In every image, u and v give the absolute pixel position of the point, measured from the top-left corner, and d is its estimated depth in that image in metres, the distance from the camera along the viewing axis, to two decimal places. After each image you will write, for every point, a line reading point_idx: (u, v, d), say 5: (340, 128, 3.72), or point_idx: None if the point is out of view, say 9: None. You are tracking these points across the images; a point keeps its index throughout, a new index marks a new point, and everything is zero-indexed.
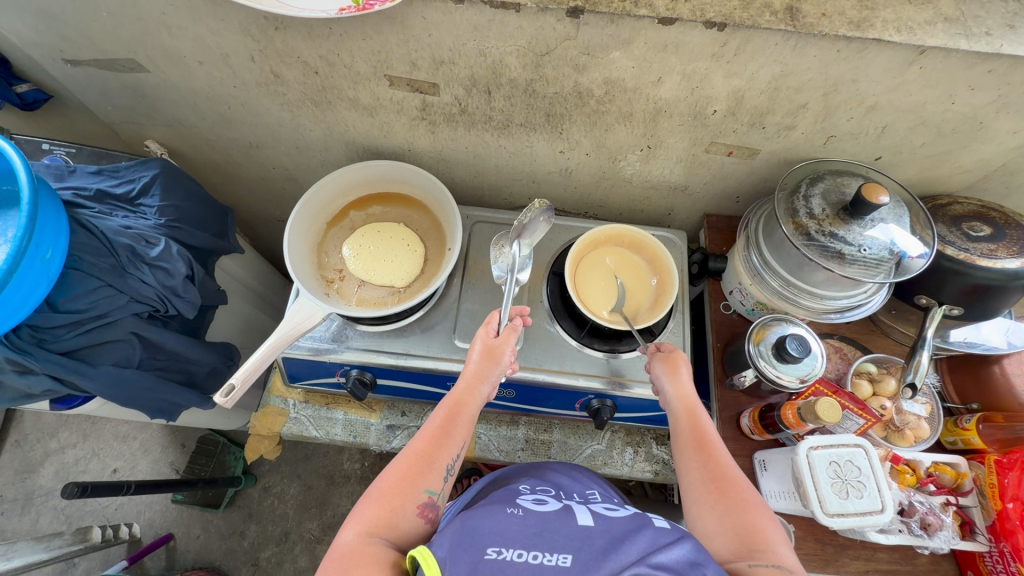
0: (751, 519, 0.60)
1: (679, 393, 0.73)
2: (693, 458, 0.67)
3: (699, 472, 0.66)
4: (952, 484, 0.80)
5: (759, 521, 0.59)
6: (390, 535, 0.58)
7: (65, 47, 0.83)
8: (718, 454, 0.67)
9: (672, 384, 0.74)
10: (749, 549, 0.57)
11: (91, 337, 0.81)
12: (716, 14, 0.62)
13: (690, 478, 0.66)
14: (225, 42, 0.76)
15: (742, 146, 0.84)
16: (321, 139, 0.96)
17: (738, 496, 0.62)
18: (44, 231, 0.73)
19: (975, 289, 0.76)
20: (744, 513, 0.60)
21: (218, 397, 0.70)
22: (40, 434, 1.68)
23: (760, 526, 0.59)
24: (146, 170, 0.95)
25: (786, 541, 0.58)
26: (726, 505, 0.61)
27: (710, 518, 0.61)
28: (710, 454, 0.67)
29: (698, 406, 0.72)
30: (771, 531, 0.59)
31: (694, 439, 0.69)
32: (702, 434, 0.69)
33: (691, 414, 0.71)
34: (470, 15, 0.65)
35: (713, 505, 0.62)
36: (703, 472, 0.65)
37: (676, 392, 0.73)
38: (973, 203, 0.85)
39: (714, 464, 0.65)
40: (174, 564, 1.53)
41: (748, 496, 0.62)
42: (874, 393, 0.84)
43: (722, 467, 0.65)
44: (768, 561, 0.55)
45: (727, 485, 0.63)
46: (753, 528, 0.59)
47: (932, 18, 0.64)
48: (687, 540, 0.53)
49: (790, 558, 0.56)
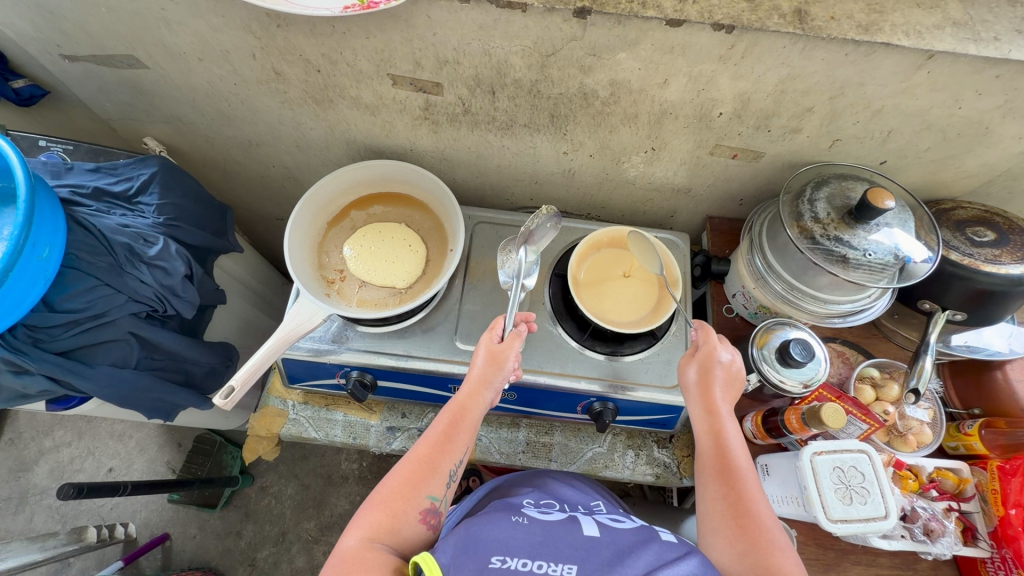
0: (772, 560, 0.58)
1: (707, 411, 0.71)
2: (714, 484, 0.66)
3: (720, 503, 0.64)
4: (954, 490, 0.80)
5: (781, 564, 0.58)
6: (392, 541, 0.58)
7: (63, 42, 0.82)
8: (743, 483, 0.65)
9: (700, 405, 0.72)
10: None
11: (89, 337, 0.80)
12: (725, 16, 0.62)
13: (711, 505, 0.65)
14: (226, 39, 0.75)
15: (747, 149, 0.83)
16: (322, 138, 0.96)
17: (760, 534, 0.60)
18: (42, 230, 0.72)
19: (979, 294, 0.76)
20: (765, 554, 0.59)
21: (217, 399, 0.69)
22: (34, 432, 1.67)
23: (782, 569, 0.58)
24: (144, 168, 0.94)
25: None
26: (746, 541, 0.60)
27: (727, 553, 0.61)
28: (733, 484, 0.65)
29: (727, 425, 0.70)
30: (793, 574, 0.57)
31: (720, 463, 0.67)
32: (729, 458, 0.67)
33: (720, 437, 0.69)
34: (476, 14, 0.64)
35: (731, 541, 0.61)
36: (724, 502, 0.64)
37: (704, 410, 0.71)
38: (977, 208, 0.85)
39: (737, 495, 0.64)
40: (169, 564, 1.51)
41: (772, 535, 0.61)
42: (877, 398, 0.84)
43: (745, 500, 0.63)
44: None
45: (750, 521, 0.62)
46: (774, 570, 0.58)
47: (941, 22, 0.64)
48: (694, 555, 0.53)
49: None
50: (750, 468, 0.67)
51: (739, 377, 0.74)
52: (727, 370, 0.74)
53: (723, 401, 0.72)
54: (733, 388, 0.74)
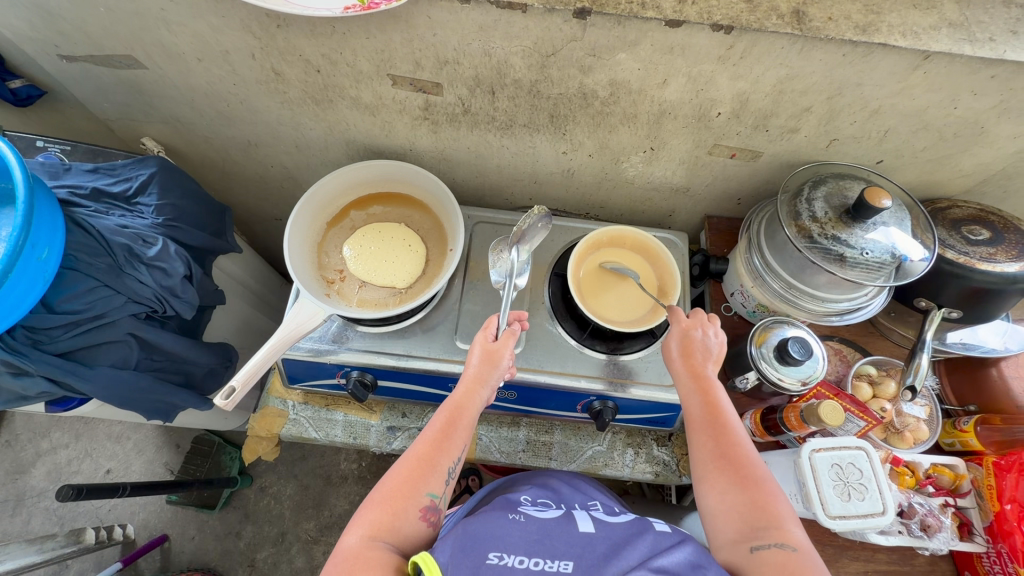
0: (757, 497, 0.59)
1: (689, 369, 0.71)
2: (698, 435, 0.66)
3: (704, 450, 0.65)
4: (951, 486, 0.81)
5: (766, 499, 0.59)
6: (393, 539, 0.58)
7: (61, 42, 0.81)
8: (726, 429, 0.65)
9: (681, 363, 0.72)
10: (754, 527, 0.57)
11: (88, 338, 0.80)
12: (724, 17, 0.62)
13: (697, 455, 0.65)
14: (225, 39, 0.74)
15: (745, 148, 0.84)
16: (321, 138, 0.96)
17: (744, 474, 0.61)
18: (40, 231, 0.71)
19: (975, 292, 0.77)
20: (749, 492, 0.59)
21: (218, 399, 0.69)
22: (31, 434, 1.66)
23: (767, 505, 0.58)
24: (143, 168, 0.94)
25: (794, 518, 0.58)
26: (730, 483, 0.61)
27: (714, 497, 0.61)
28: (716, 431, 0.65)
29: (708, 379, 0.70)
30: (780, 509, 0.58)
31: (702, 414, 0.67)
32: (711, 408, 0.67)
33: (703, 390, 0.69)
34: (477, 15, 0.65)
35: (716, 483, 0.62)
36: (708, 449, 0.64)
37: (686, 369, 0.72)
38: (972, 207, 0.86)
39: (721, 441, 0.64)
40: (168, 566, 1.51)
41: (756, 474, 0.61)
42: (874, 396, 0.85)
43: (729, 444, 0.64)
44: (773, 539, 0.55)
45: (733, 463, 0.62)
46: (760, 507, 0.58)
47: (937, 23, 0.64)
48: (688, 543, 0.53)
49: (800, 537, 0.56)
50: (735, 415, 0.67)
51: (719, 343, 0.74)
52: (707, 331, 0.74)
53: (705, 358, 0.72)
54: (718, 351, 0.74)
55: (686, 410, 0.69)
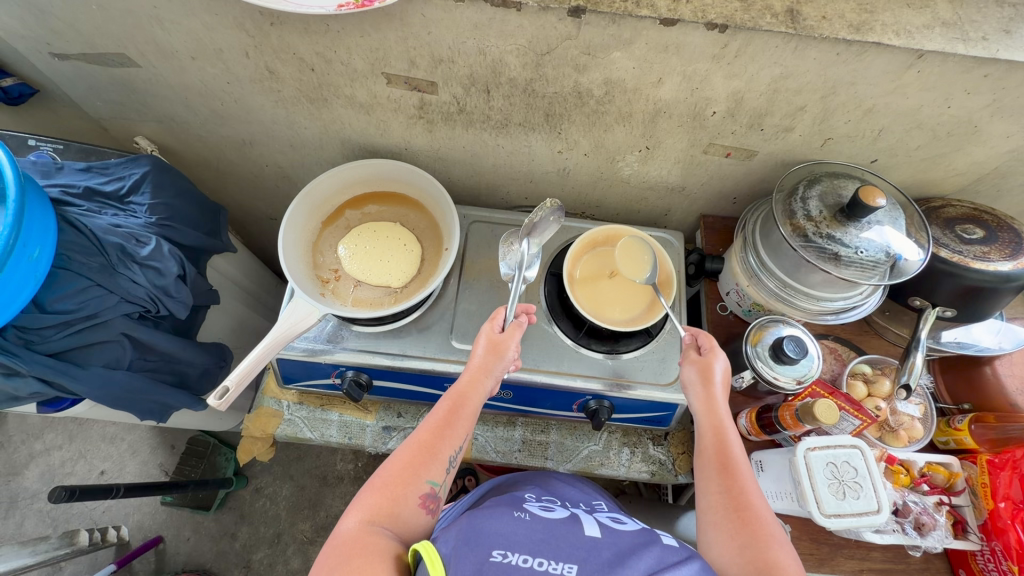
0: (771, 554, 0.58)
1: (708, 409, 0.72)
2: (715, 479, 0.66)
3: (720, 496, 0.64)
4: (945, 484, 0.81)
5: (779, 554, 0.58)
6: (393, 526, 0.58)
7: (53, 40, 0.81)
8: (742, 479, 0.65)
9: (701, 402, 0.73)
10: None
11: (80, 338, 0.79)
12: (718, 15, 0.62)
13: (710, 499, 0.65)
14: (219, 38, 0.74)
15: (740, 148, 0.84)
16: (316, 137, 0.95)
17: (759, 526, 0.60)
18: (32, 230, 0.71)
19: (968, 291, 0.77)
20: (764, 545, 0.59)
21: (212, 400, 0.68)
22: (24, 435, 1.64)
23: (781, 562, 0.57)
24: (136, 167, 0.94)
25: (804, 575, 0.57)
26: (745, 533, 0.60)
27: (727, 546, 0.60)
28: (733, 479, 0.65)
29: (727, 425, 0.70)
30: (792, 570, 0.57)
31: (720, 459, 0.67)
32: (728, 453, 0.68)
33: (720, 434, 0.70)
34: (471, 13, 0.64)
35: (732, 533, 0.61)
36: (724, 496, 0.64)
37: (705, 407, 0.72)
38: (965, 206, 0.86)
39: (737, 490, 0.64)
40: (163, 567, 1.51)
41: (771, 529, 0.60)
42: (869, 394, 0.86)
43: (745, 494, 0.64)
44: None
45: (749, 513, 0.62)
46: (773, 564, 0.57)
47: (930, 22, 0.65)
48: (695, 560, 0.53)
49: None
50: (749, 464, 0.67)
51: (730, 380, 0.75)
52: (725, 372, 0.75)
53: (722, 401, 0.73)
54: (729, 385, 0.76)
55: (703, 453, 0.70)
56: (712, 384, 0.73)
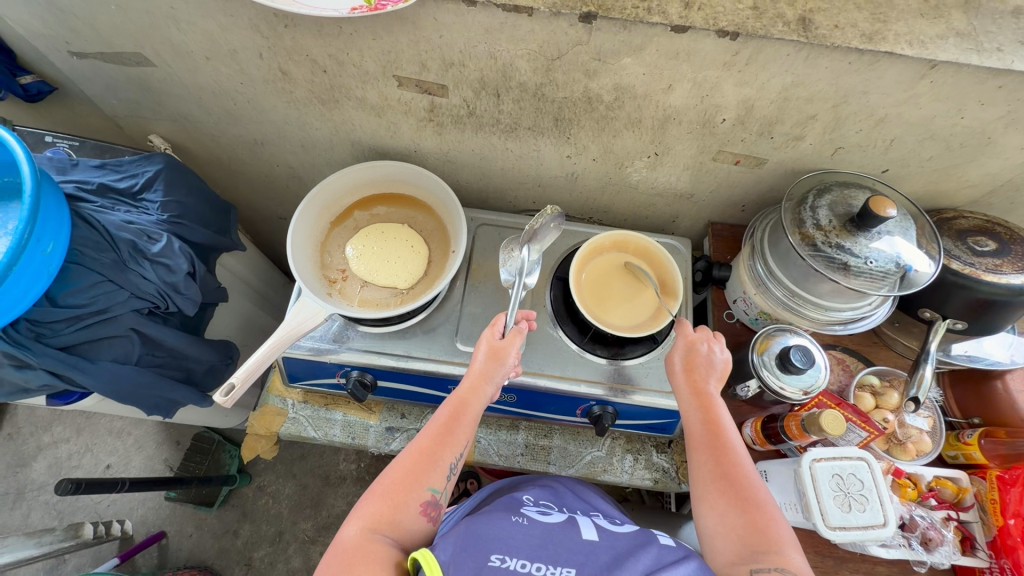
0: (755, 522, 0.59)
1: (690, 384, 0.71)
2: (696, 449, 0.66)
3: (704, 469, 0.65)
4: (953, 499, 0.80)
5: (765, 522, 0.59)
6: (394, 533, 0.58)
7: (72, 39, 0.82)
8: (726, 448, 0.65)
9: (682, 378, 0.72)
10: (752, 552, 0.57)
11: (90, 332, 0.80)
12: (730, 23, 0.62)
13: (694, 470, 0.66)
14: (234, 38, 0.75)
15: (750, 155, 0.84)
16: (327, 138, 0.96)
17: (743, 495, 0.61)
18: (46, 225, 0.72)
19: (980, 304, 0.76)
20: (746, 513, 0.60)
21: (218, 395, 0.69)
22: (34, 427, 1.67)
23: (765, 530, 0.58)
24: (149, 165, 0.95)
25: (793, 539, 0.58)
26: (728, 503, 0.61)
27: (713, 518, 0.61)
28: (715, 450, 0.65)
29: (710, 394, 0.70)
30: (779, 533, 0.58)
31: (702, 429, 0.67)
32: (710, 421, 0.67)
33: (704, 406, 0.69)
34: (483, 17, 0.65)
35: (715, 505, 0.62)
36: (706, 467, 0.64)
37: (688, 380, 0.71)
38: (978, 218, 0.85)
39: (721, 461, 0.64)
40: (165, 562, 1.51)
41: (755, 496, 0.61)
42: (877, 406, 0.84)
43: (729, 464, 0.64)
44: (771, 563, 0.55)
45: (732, 482, 0.62)
46: (759, 531, 0.58)
47: (944, 32, 0.64)
48: (692, 559, 0.53)
49: (798, 562, 0.56)
50: (735, 431, 0.67)
51: (724, 359, 0.73)
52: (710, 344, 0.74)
53: (707, 371, 0.72)
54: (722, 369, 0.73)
55: (686, 426, 0.69)
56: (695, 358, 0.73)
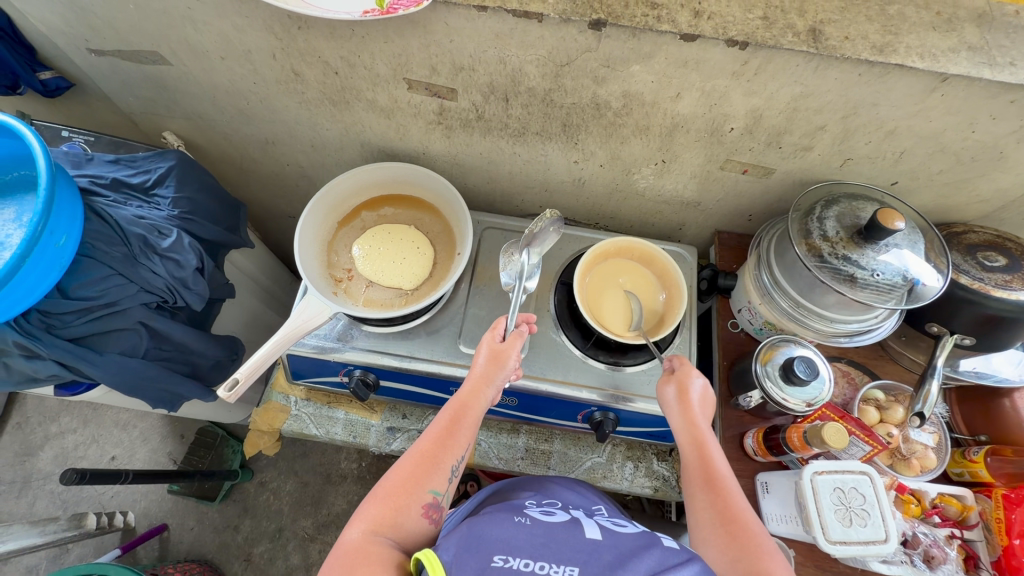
0: (762, 563, 0.56)
1: (688, 425, 0.71)
2: (701, 496, 0.65)
3: (707, 512, 0.64)
4: (958, 517, 0.79)
5: (773, 565, 0.56)
6: (395, 535, 0.58)
7: (91, 37, 0.84)
8: (727, 491, 0.65)
9: (678, 418, 0.72)
10: None
11: (100, 324, 0.81)
12: (739, 32, 0.62)
13: (700, 518, 0.64)
14: (249, 39, 0.76)
15: (758, 165, 0.84)
16: (337, 138, 0.97)
17: (748, 537, 0.59)
18: (60, 218, 0.73)
19: (988, 319, 0.75)
20: (756, 558, 0.57)
21: (221, 391, 0.69)
22: (42, 417, 1.69)
23: (772, 572, 0.56)
24: (162, 161, 0.96)
25: None
26: (736, 548, 0.59)
27: (719, 560, 0.59)
28: (718, 493, 0.65)
29: (708, 438, 0.70)
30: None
31: (704, 476, 0.67)
32: (711, 468, 0.67)
33: (701, 448, 0.69)
34: (493, 23, 0.66)
35: (721, 547, 0.60)
36: (711, 513, 0.63)
37: (685, 424, 0.71)
38: (988, 232, 0.85)
39: (723, 503, 0.63)
40: (166, 555, 1.53)
41: (760, 540, 0.59)
42: (880, 420, 0.84)
43: (732, 506, 0.63)
44: None
45: (738, 528, 0.61)
46: (766, 574, 0.56)
47: (956, 46, 0.64)
48: (696, 561, 0.52)
49: None
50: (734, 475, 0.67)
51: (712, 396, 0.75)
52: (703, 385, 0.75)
53: (705, 420, 0.72)
54: (709, 403, 0.75)
55: (686, 469, 0.69)
56: (689, 396, 0.73)
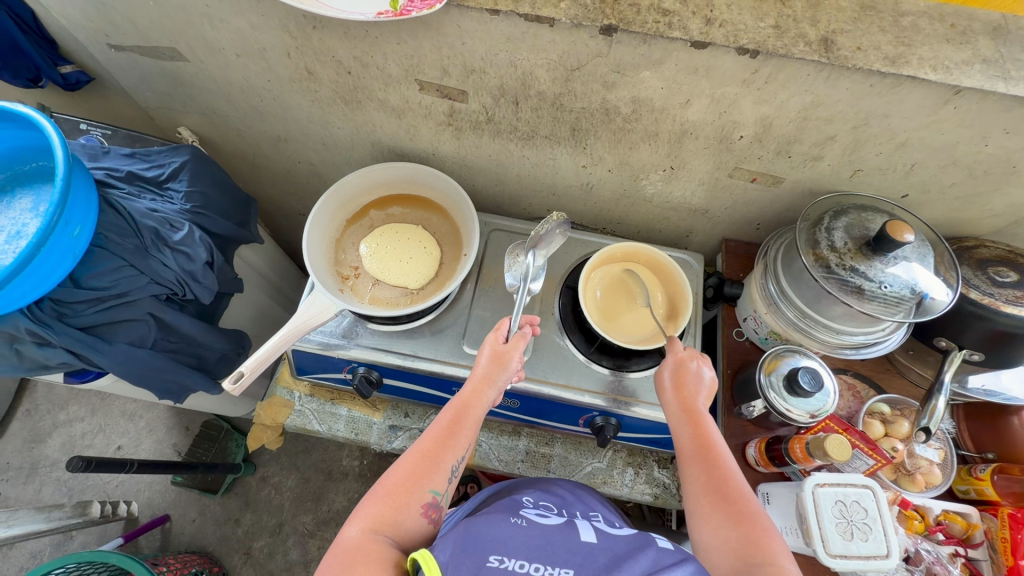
0: (750, 535, 0.57)
1: (682, 403, 0.70)
2: (691, 469, 0.65)
3: (697, 485, 0.64)
4: (962, 535, 0.78)
5: (760, 536, 0.57)
6: (394, 534, 0.58)
7: (111, 32, 0.86)
8: (718, 462, 0.64)
9: (671, 393, 0.72)
10: (746, 564, 0.55)
11: (110, 314, 0.83)
12: (750, 41, 0.63)
13: (690, 489, 0.64)
14: (264, 37, 0.77)
15: (767, 174, 0.83)
16: (348, 137, 0.98)
17: (737, 509, 0.60)
18: (75, 209, 0.74)
19: (998, 335, 0.74)
20: (744, 530, 0.58)
21: (227, 383, 0.70)
22: (51, 405, 1.71)
23: (759, 544, 0.57)
24: (176, 156, 0.98)
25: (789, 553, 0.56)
26: (724, 519, 0.59)
27: (708, 531, 0.60)
28: (708, 466, 0.64)
29: (701, 413, 0.69)
30: (773, 546, 0.56)
31: (697, 448, 0.66)
32: (704, 440, 0.66)
33: (694, 422, 0.68)
34: (505, 26, 0.66)
35: (710, 518, 0.60)
36: (701, 485, 0.63)
37: (678, 402, 0.70)
38: (1000, 248, 0.84)
39: (713, 475, 0.63)
40: (167, 546, 1.54)
41: (749, 511, 0.60)
42: (886, 434, 0.83)
43: (722, 478, 0.63)
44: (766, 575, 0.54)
45: (727, 500, 0.61)
46: (754, 544, 0.57)
47: (970, 59, 0.64)
48: (691, 562, 0.52)
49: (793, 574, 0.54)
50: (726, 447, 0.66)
51: (712, 376, 0.73)
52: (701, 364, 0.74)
53: (699, 395, 0.71)
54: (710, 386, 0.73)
55: (677, 442, 0.68)
56: (684, 373, 0.72)
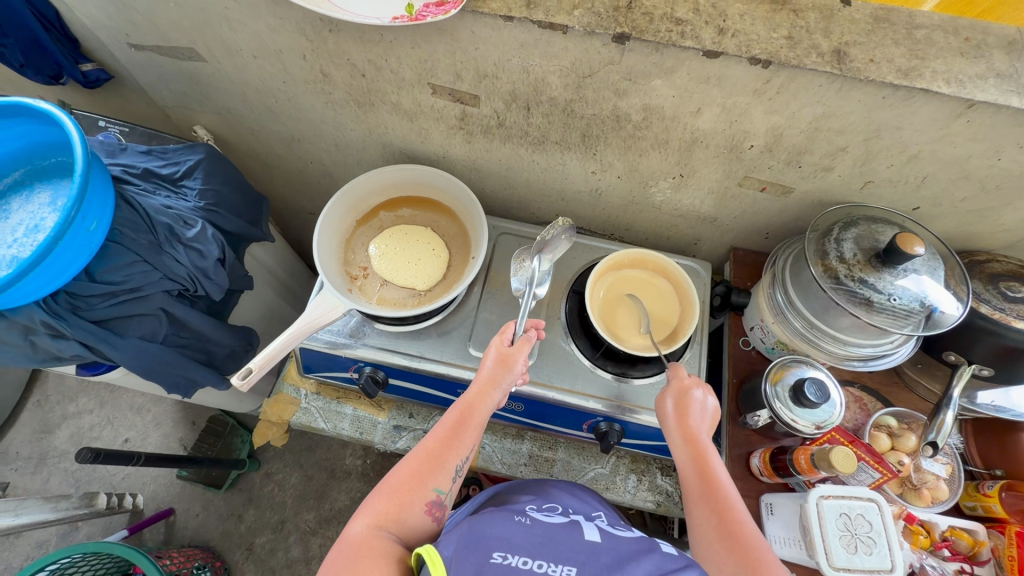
0: (759, 574, 0.56)
1: (685, 438, 0.70)
2: (697, 509, 0.64)
3: (705, 525, 0.63)
4: (969, 552, 0.77)
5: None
6: (398, 530, 0.58)
7: (131, 32, 0.87)
8: (724, 501, 0.63)
9: (676, 427, 0.71)
10: None
11: (123, 308, 0.84)
12: (762, 51, 0.63)
13: (698, 530, 0.63)
14: (281, 39, 0.79)
15: (777, 183, 0.83)
16: (360, 139, 0.99)
17: (746, 548, 0.59)
18: (92, 204, 0.76)
19: (1008, 351, 0.74)
20: (753, 570, 0.56)
21: (235, 379, 0.71)
22: (61, 396, 1.74)
23: None
24: (191, 154, 1.00)
25: None
26: (733, 560, 0.58)
27: (717, 573, 0.58)
28: (715, 504, 0.63)
29: (706, 448, 0.69)
30: None
31: (702, 486, 0.65)
32: (708, 477, 0.66)
33: (699, 459, 0.68)
34: (519, 33, 0.67)
35: (719, 560, 0.59)
36: (709, 526, 0.62)
37: (682, 438, 0.70)
38: (1012, 262, 0.83)
39: (720, 513, 0.62)
40: (171, 539, 1.55)
41: (757, 551, 0.59)
42: (892, 448, 0.82)
43: (730, 518, 0.62)
44: None
45: (736, 539, 0.60)
46: None
47: (984, 72, 0.63)
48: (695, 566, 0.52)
49: None
50: (732, 484, 0.66)
51: (714, 407, 0.73)
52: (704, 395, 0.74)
53: (703, 427, 0.71)
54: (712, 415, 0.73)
55: (683, 480, 0.68)
56: (687, 405, 0.72)
